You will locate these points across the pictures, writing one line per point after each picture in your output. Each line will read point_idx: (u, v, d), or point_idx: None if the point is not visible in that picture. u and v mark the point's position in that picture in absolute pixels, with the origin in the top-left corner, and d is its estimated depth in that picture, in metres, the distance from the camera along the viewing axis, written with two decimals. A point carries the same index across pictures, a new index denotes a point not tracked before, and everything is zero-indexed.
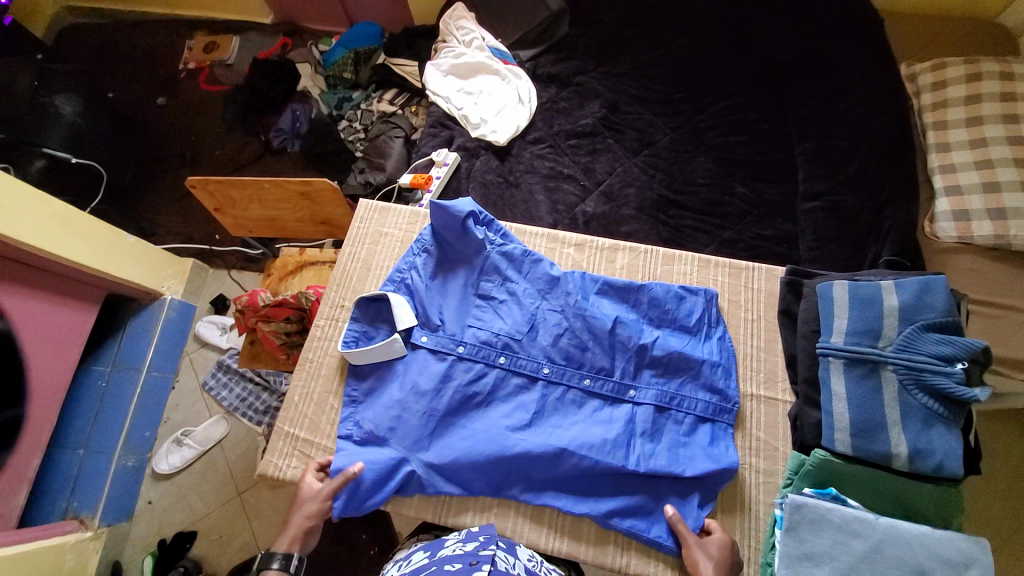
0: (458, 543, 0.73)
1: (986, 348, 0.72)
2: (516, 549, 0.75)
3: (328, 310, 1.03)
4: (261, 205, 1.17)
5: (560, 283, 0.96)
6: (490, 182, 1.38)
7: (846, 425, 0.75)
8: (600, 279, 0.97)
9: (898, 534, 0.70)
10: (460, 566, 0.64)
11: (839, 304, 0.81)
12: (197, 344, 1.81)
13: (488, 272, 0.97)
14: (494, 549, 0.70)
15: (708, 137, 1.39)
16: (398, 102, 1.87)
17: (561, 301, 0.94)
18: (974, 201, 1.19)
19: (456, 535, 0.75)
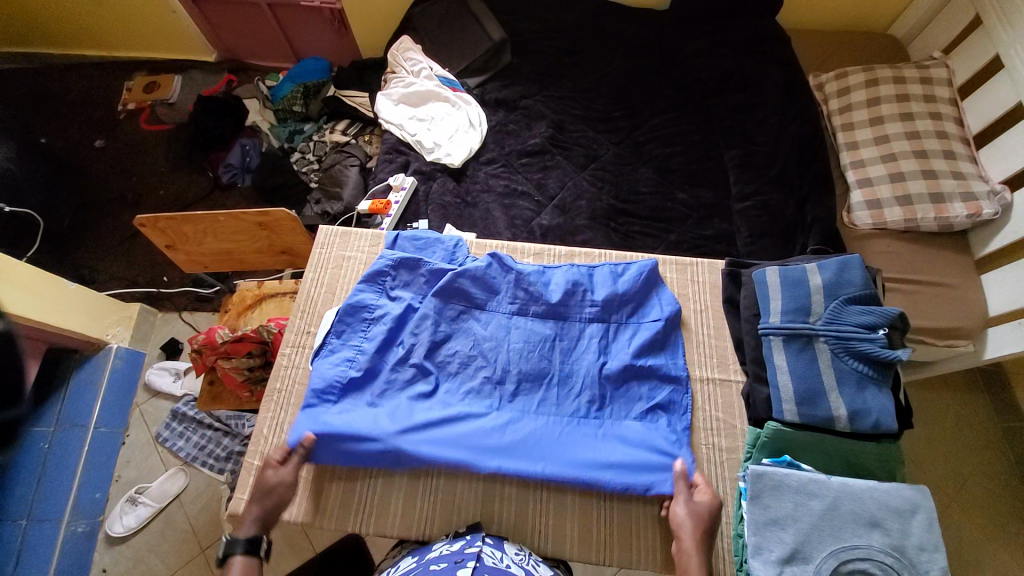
0: (446, 545, 0.78)
1: (901, 313, 0.80)
2: (503, 545, 0.80)
3: (294, 337, 1.00)
4: (216, 239, 1.15)
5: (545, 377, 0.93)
6: (448, 203, 1.43)
7: (791, 396, 0.81)
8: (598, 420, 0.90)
9: (851, 491, 0.76)
10: (446, 564, 0.70)
11: (772, 287, 0.88)
12: (147, 395, 1.71)
13: (460, 315, 0.97)
14: (480, 546, 0.75)
15: (648, 150, 1.50)
16: (350, 132, 1.90)
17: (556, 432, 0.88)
18: (883, 190, 1.35)
19: (444, 539, 0.80)
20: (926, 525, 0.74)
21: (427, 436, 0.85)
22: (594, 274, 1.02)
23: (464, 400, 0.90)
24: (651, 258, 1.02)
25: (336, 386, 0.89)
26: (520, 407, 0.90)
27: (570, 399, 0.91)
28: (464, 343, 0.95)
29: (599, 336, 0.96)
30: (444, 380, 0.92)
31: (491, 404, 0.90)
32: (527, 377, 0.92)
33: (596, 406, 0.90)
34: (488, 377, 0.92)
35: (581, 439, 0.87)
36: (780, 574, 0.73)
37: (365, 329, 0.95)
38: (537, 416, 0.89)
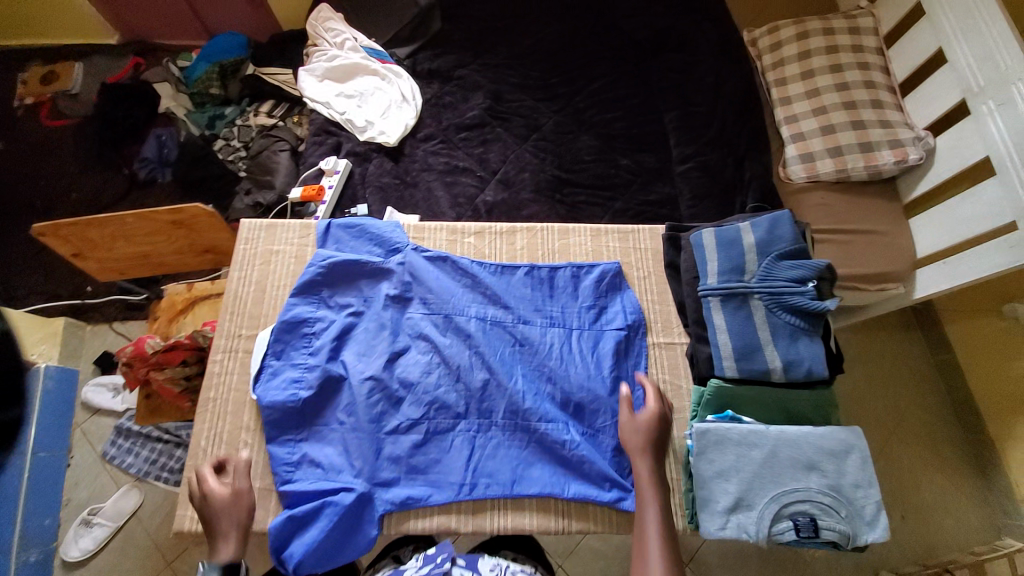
0: (417, 568, 0.73)
1: (827, 264, 0.84)
2: (477, 563, 0.76)
3: (224, 341, 0.91)
4: (127, 243, 1.04)
5: (508, 377, 0.88)
6: (387, 185, 1.36)
7: (730, 353, 0.83)
8: (566, 414, 0.87)
9: (788, 438, 0.80)
10: None
11: (710, 249, 0.88)
12: (87, 413, 1.58)
13: (416, 323, 0.92)
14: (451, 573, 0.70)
15: (589, 116, 1.47)
16: (277, 114, 1.76)
17: (525, 436, 0.86)
18: (815, 143, 1.39)
19: (414, 561, 0.75)
20: (860, 463, 0.79)
21: (400, 472, 0.83)
22: (557, 279, 0.98)
23: (431, 418, 0.86)
24: (614, 261, 0.99)
25: (290, 415, 0.85)
26: (488, 420, 0.87)
27: (537, 404, 0.87)
28: (421, 354, 0.89)
29: (562, 337, 0.93)
30: (409, 397, 0.87)
31: (458, 420, 0.86)
32: (495, 383, 0.88)
33: (562, 409, 0.88)
34: (453, 388, 0.88)
35: (557, 446, 0.84)
36: (729, 523, 0.77)
37: (307, 345, 0.90)
38: (504, 431, 0.86)
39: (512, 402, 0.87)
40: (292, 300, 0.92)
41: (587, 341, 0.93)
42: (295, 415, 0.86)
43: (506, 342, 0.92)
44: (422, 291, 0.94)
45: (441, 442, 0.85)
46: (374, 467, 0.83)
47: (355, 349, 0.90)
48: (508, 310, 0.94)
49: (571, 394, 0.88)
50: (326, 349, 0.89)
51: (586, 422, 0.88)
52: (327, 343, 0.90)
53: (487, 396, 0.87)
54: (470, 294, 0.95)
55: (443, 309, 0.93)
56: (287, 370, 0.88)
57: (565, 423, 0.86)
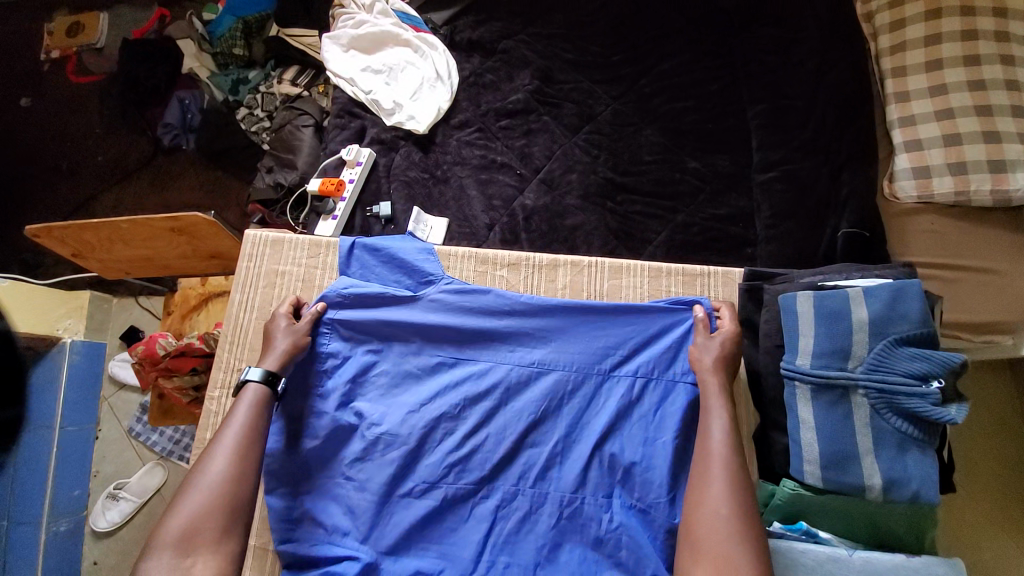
0: None
1: (963, 359, 0.64)
2: None
3: (223, 375, 0.83)
4: (127, 246, 0.95)
5: (540, 440, 0.75)
6: (414, 180, 1.20)
7: (815, 458, 0.66)
8: (612, 486, 0.73)
9: (874, 569, 0.65)
10: None
11: (803, 320, 0.70)
12: (113, 388, 1.62)
13: (439, 367, 0.79)
14: None
15: (654, 105, 1.23)
16: (301, 82, 1.59)
17: (558, 512, 0.72)
18: (934, 156, 1.11)
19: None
20: None
21: (407, 542, 0.70)
22: (620, 317, 0.81)
23: (449, 481, 0.73)
24: (708, 299, 0.81)
25: (292, 465, 0.74)
26: (515, 488, 0.73)
27: (573, 476, 0.73)
28: (443, 404, 0.76)
29: (617, 393, 0.77)
30: (426, 454, 0.74)
31: (481, 486, 0.73)
32: (526, 446, 0.75)
33: (604, 483, 0.73)
34: (477, 447, 0.74)
35: (591, 526, 0.71)
36: None
37: (316, 382, 0.78)
38: (533, 505, 0.72)
39: (541, 470, 0.74)
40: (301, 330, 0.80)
41: (644, 393, 0.77)
42: (298, 464, 0.74)
43: (541, 395, 0.77)
44: (449, 329, 0.80)
45: (459, 510, 0.72)
46: (380, 536, 0.70)
47: (367, 392, 0.78)
48: (546, 357, 0.79)
49: (619, 458, 0.73)
50: (335, 391, 0.77)
51: (637, 496, 0.72)
52: (336, 384, 0.78)
53: (515, 459, 0.74)
54: (506, 334, 0.80)
55: (470, 351, 0.80)
56: (292, 410, 0.76)
57: (608, 498, 0.72)
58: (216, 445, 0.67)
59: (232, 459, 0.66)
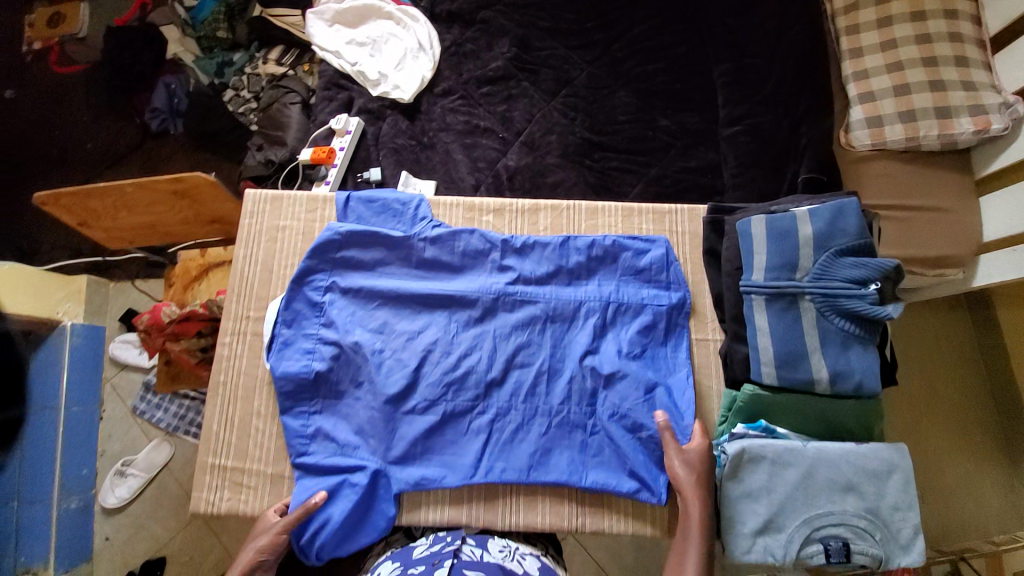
0: (427, 546, 0.74)
1: (895, 264, 0.73)
2: (487, 543, 0.75)
3: (232, 323, 0.88)
4: (131, 213, 1.00)
5: (529, 362, 0.85)
6: (402, 147, 1.26)
7: (771, 359, 0.75)
8: (594, 393, 0.83)
9: (826, 457, 0.72)
10: (424, 567, 0.66)
11: (759, 239, 0.78)
12: (115, 368, 1.60)
13: (438, 301, 0.87)
14: (460, 543, 0.71)
15: (627, 68, 1.30)
16: (286, 61, 1.64)
17: (546, 421, 0.83)
18: (886, 105, 1.19)
19: (422, 544, 0.75)
20: (901, 484, 0.72)
21: (414, 452, 0.81)
22: (596, 252, 0.88)
23: (449, 399, 0.83)
24: (661, 236, 0.90)
25: (302, 387, 0.83)
26: (507, 404, 0.83)
27: (558, 389, 0.84)
28: (440, 334, 0.86)
29: (596, 315, 0.86)
30: (426, 377, 0.84)
31: (476, 402, 0.83)
32: (515, 368, 0.85)
33: (588, 396, 0.83)
34: (470, 370, 0.84)
35: (576, 432, 0.82)
36: (752, 544, 0.71)
37: (318, 315, 0.86)
38: (522, 416, 0.83)
39: (530, 384, 0.84)
40: (305, 265, 0.87)
41: (621, 320, 0.86)
42: (310, 387, 0.83)
43: (528, 322, 0.86)
44: (442, 266, 0.89)
45: (458, 423, 0.83)
46: (388, 445, 0.81)
47: (367, 324, 0.86)
48: (532, 289, 0.87)
49: (602, 370, 0.83)
50: (339, 321, 0.86)
51: (616, 403, 0.82)
52: (341, 315, 0.86)
53: (506, 379, 0.84)
54: (494, 268, 0.89)
55: (462, 283, 0.88)
56: (300, 339, 0.85)
57: (592, 404, 0.83)
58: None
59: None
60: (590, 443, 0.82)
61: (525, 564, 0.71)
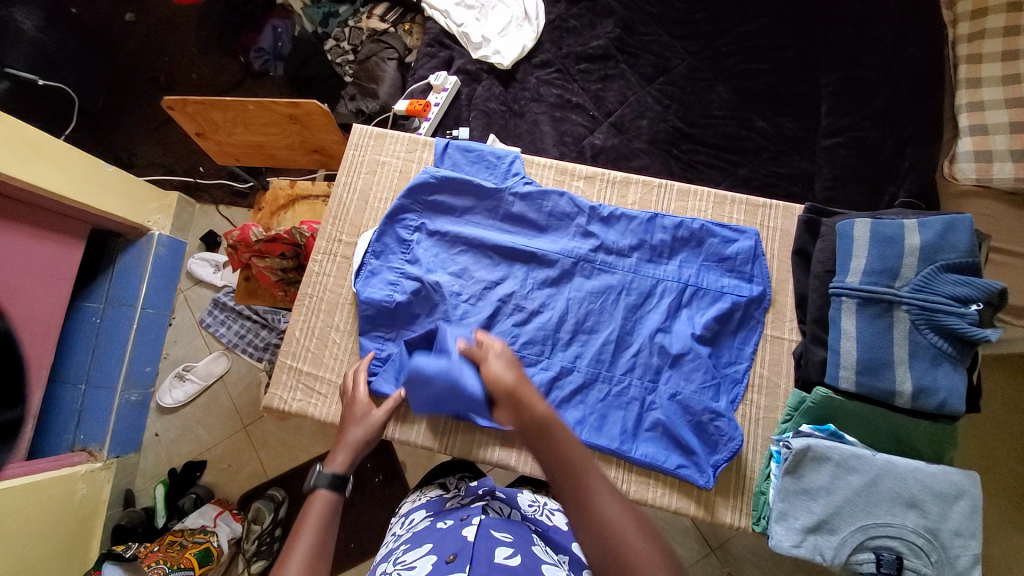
0: (460, 498, 0.78)
1: (1001, 288, 0.70)
2: (518, 499, 0.80)
3: (325, 244, 0.94)
4: (246, 130, 1.09)
5: (597, 330, 0.86)
6: (493, 111, 1.29)
7: (851, 363, 0.74)
8: (660, 370, 0.83)
9: (893, 470, 0.71)
10: (452, 522, 0.69)
11: (858, 243, 0.77)
12: (190, 281, 1.70)
13: (519, 256, 0.89)
14: (489, 500, 0.76)
15: (729, 64, 1.29)
16: (390, 19, 1.69)
17: (607, 386, 0.83)
18: (998, 140, 1.07)
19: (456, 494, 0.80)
20: (968, 512, 0.69)
21: None
22: (682, 233, 0.89)
23: (517, 350, 0.85)
24: (751, 229, 0.89)
25: (382, 313, 0.87)
26: (571, 363, 0.85)
27: (624, 360, 0.84)
28: (517, 286, 0.88)
29: (673, 296, 0.86)
30: (497, 326, 0.87)
31: (542, 357, 0.85)
32: (584, 332, 0.86)
33: (653, 371, 0.83)
34: (540, 325, 0.86)
35: (635, 405, 0.82)
36: (801, 539, 0.71)
37: (404, 251, 0.90)
38: (584, 378, 0.84)
39: (596, 349, 0.85)
40: (399, 203, 0.91)
41: (698, 304, 0.86)
42: (389, 317, 0.87)
43: (604, 291, 0.87)
44: (527, 224, 0.92)
45: (524, 372, 0.85)
46: None
47: (448, 267, 0.89)
48: (610, 260, 0.89)
49: (670, 348, 0.83)
50: (423, 260, 0.89)
51: (680, 383, 0.82)
52: (426, 255, 0.90)
53: (573, 340, 0.86)
54: (579, 233, 0.90)
55: (544, 244, 0.90)
56: (385, 269, 0.89)
57: (655, 380, 0.82)
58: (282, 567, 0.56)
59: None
60: (647, 416, 0.81)
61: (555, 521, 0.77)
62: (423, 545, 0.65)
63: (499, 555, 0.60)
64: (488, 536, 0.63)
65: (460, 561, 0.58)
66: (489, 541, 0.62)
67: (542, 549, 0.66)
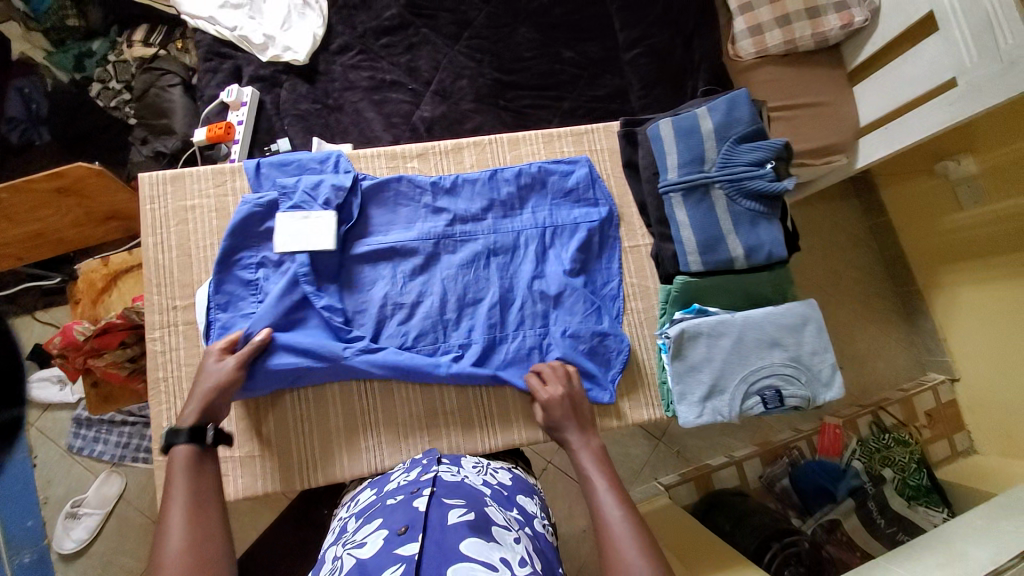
0: (404, 473, 0.69)
1: (784, 143, 0.82)
2: (461, 460, 0.73)
3: (160, 316, 0.83)
4: (14, 222, 0.96)
5: (480, 298, 0.86)
6: (308, 113, 1.20)
7: (694, 247, 0.82)
8: (545, 313, 0.86)
9: (753, 322, 0.82)
10: (401, 498, 0.61)
11: (667, 141, 0.84)
12: (38, 410, 1.37)
13: (381, 255, 0.86)
14: (437, 467, 0.67)
15: (524, 3, 1.30)
16: (155, 41, 1.47)
17: (509, 346, 0.85)
18: (763, 13, 1.20)
19: (400, 468, 0.71)
20: (816, 332, 0.83)
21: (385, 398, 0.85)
22: (524, 181, 0.91)
23: (410, 347, 0.84)
24: (582, 156, 0.94)
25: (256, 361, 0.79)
26: (467, 339, 0.85)
27: (514, 316, 0.86)
28: (389, 284, 0.85)
29: (535, 242, 0.89)
30: (383, 331, 0.84)
31: (438, 343, 0.85)
32: (469, 305, 0.86)
33: (540, 317, 0.86)
34: (425, 313, 0.85)
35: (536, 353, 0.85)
36: (703, 408, 0.81)
37: (256, 292, 0.83)
38: (485, 346, 0.85)
39: (484, 315, 0.86)
40: (227, 245, 0.82)
41: (562, 242, 0.90)
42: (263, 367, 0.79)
43: (473, 260, 0.87)
44: (375, 220, 0.88)
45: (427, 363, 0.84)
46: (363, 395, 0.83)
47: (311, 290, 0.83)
48: (467, 228, 0.89)
49: (548, 289, 0.87)
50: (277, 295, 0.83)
51: (566, 317, 0.87)
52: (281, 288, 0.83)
53: (461, 317, 0.86)
54: (431, 212, 0.89)
55: (398, 234, 0.87)
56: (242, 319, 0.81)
57: (545, 324, 0.86)
58: (165, 519, 0.59)
59: (189, 526, 0.58)
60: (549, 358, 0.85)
61: (499, 478, 0.71)
62: (373, 522, 0.59)
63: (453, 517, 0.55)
64: (441, 504, 0.57)
65: (414, 533, 0.52)
66: (442, 509, 0.56)
67: (496, 508, 0.60)
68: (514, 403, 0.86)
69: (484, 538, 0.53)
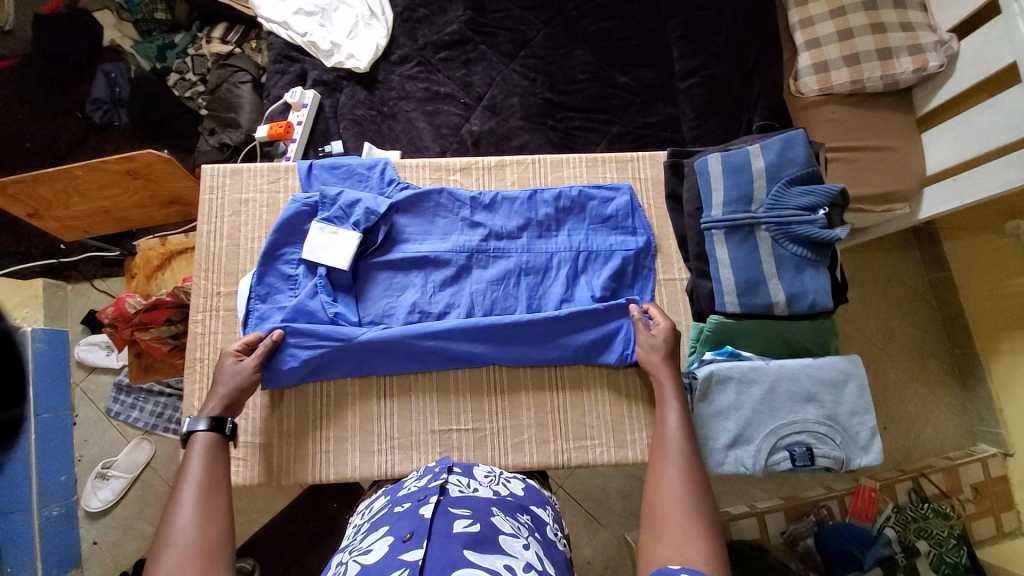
0: (415, 479, 0.69)
1: (839, 189, 0.79)
2: (474, 470, 0.72)
3: (203, 301, 0.88)
4: (85, 198, 1.03)
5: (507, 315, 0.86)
6: (362, 118, 1.24)
7: (732, 288, 0.79)
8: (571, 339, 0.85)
9: (787, 372, 0.78)
10: (409, 504, 0.62)
11: (714, 177, 0.82)
12: (84, 371, 1.45)
13: (415, 264, 0.88)
14: (446, 475, 0.67)
15: (583, 26, 1.31)
16: (232, 39, 1.57)
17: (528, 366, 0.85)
18: (830, 50, 1.16)
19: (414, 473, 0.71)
20: (857, 391, 0.78)
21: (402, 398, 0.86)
22: (564, 203, 0.91)
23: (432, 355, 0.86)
24: (626, 185, 0.93)
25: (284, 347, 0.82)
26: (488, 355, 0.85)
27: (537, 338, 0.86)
28: (418, 292, 0.87)
29: (568, 265, 0.88)
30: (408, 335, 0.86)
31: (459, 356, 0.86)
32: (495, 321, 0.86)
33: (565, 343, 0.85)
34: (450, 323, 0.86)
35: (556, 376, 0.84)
36: (724, 456, 0.77)
37: (293, 287, 0.86)
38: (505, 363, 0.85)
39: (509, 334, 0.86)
40: (273, 240, 0.86)
41: (595, 268, 0.89)
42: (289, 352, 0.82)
43: (504, 277, 0.88)
44: (412, 228, 0.90)
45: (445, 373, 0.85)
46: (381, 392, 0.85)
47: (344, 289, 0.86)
48: (502, 246, 0.89)
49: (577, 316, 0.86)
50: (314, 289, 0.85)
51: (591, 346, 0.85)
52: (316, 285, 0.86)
53: None
54: (467, 225, 0.90)
55: (434, 245, 0.88)
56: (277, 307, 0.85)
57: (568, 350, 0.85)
58: (179, 496, 0.63)
59: (197, 504, 0.62)
60: None
61: (511, 487, 0.69)
62: (380, 528, 0.59)
63: (458, 527, 0.55)
64: (447, 512, 0.57)
65: (419, 538, 0.52)
66: (447, 517, 0.56)
67: (502, 518, 0.59)
68: (529, 425, 0.85)
69: (488, 546, 0.52)
